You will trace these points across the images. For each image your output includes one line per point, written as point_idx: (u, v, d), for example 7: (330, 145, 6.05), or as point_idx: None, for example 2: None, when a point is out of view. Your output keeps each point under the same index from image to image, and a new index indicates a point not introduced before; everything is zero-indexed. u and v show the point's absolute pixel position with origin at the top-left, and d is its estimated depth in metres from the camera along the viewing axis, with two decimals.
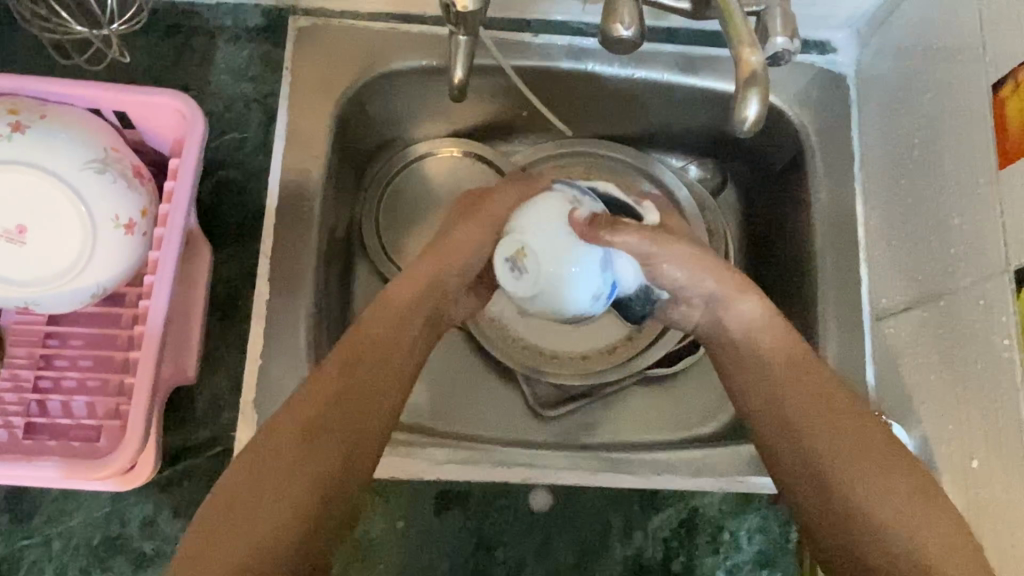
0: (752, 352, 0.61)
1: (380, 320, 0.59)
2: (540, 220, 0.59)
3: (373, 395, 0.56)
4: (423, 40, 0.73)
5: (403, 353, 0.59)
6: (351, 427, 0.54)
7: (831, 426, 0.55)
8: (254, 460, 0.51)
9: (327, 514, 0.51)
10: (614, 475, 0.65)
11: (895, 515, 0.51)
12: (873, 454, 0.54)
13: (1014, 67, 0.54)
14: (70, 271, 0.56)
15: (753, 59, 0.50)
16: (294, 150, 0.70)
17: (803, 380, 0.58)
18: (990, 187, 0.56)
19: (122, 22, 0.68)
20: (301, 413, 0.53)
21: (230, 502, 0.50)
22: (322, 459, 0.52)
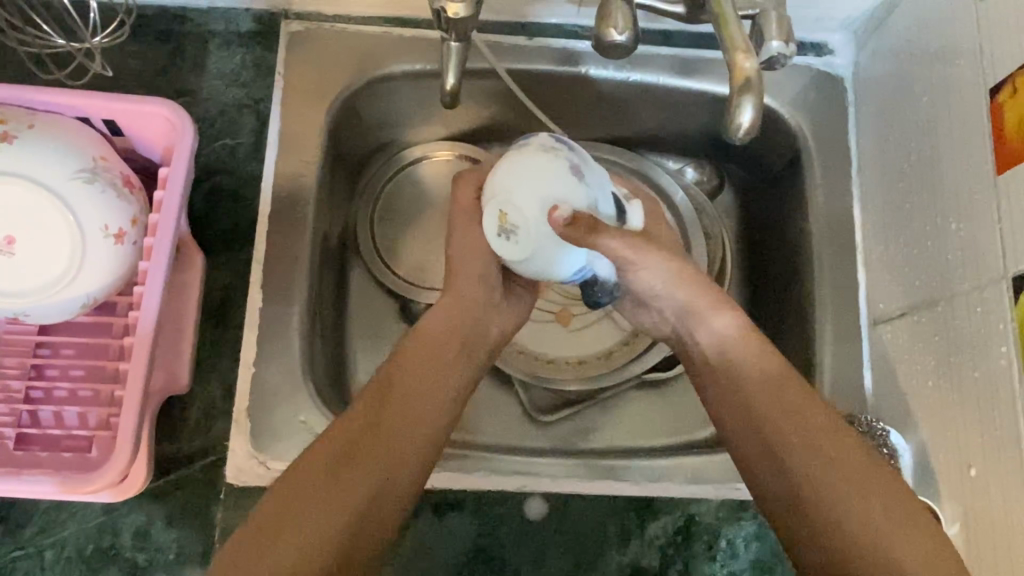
0: (732, 371, 0.59)
1: (424, 350, 0.59)
2: (539, 186, 0.53)
3: (412, 425, 0.55)
4: (417, 44, 0.72)
5: (443, 385, 0.59)
6: (389, 455, 0.53)
7: (814, 443, 0.53)
8: (295, 479, 0.51)
9: (360, 542, 0.50)
10: (607, 481, 0.66)
11: (881, 536, 0.48)
12: (857, 474, 0.51)
13: (1011, 71, 0.53)
14: (60, 281, 0.56)
15: (747, 65, 0.50)
16: (286, 157, 0.69)
17: (785, 399, 0.55)
18: (988, 192, 0.55)
19: (106, 37, 0.67)
20: (343, 436, 0.53)
21: (267, 520, 0.49)
22: (357, 483, 0.51)
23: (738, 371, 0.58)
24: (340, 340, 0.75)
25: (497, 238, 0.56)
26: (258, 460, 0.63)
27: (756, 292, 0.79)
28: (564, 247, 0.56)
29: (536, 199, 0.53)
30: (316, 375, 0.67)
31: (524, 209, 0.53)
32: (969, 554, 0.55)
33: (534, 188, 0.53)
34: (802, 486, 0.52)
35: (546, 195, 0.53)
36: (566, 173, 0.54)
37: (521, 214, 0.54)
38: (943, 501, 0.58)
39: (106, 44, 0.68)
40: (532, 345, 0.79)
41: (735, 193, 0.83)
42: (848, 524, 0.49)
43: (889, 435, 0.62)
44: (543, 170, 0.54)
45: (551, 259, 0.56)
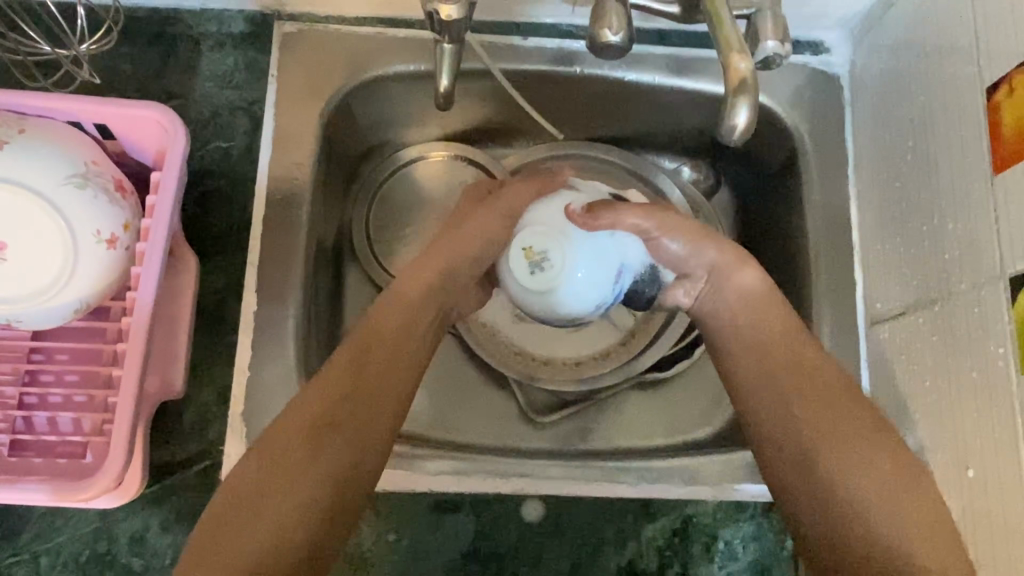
0: (750, 338, 0.61)
1: (394, 316, 0.60)
2: (550, 220, 0.65)
3: (382, 393, 0.56)
4: (411, 44, 0.72)
5: (411, 346, 0.59)
6: (360, 424, 0.54)
7: (825, 407, 0.56)
8: (265, 454, 0.52)
9: (333, 512, 0.51)
10: (605, 485, 0.65)
11: (875, 501, 0.52)
12: (861, 440, 0.55)
13: (1007, 71, 0.53)
14: (52, 287, 0.55)
15: (743, 66, 0.49)
16: (280, 159, 0.69)
17: (803, 366, 0.59)
18: (984, 191, 0.55)
19: (92, 44, 0.66)
20: (314, 409, 0.53)
21: (237, 495, 0.50)
22: (329, 455, 0.52)
23: (755, 340, 0.61)
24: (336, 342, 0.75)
25: (527, 283, 0.66)
26: None
27: None
28: (586, 253, 0.64)
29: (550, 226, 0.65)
30: (312, 378, 0.67)
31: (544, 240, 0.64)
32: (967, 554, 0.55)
33: (549, 221, 0.65)
34: (808, 445, 0.55)
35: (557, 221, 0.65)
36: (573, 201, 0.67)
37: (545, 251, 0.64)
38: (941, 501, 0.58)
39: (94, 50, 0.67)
40: (530, 346, 0.79)
41: (732, 192, 0.83)
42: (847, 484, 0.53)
43: None
44: (551, 210, 0.66)
45: (581, 278, 0.65)
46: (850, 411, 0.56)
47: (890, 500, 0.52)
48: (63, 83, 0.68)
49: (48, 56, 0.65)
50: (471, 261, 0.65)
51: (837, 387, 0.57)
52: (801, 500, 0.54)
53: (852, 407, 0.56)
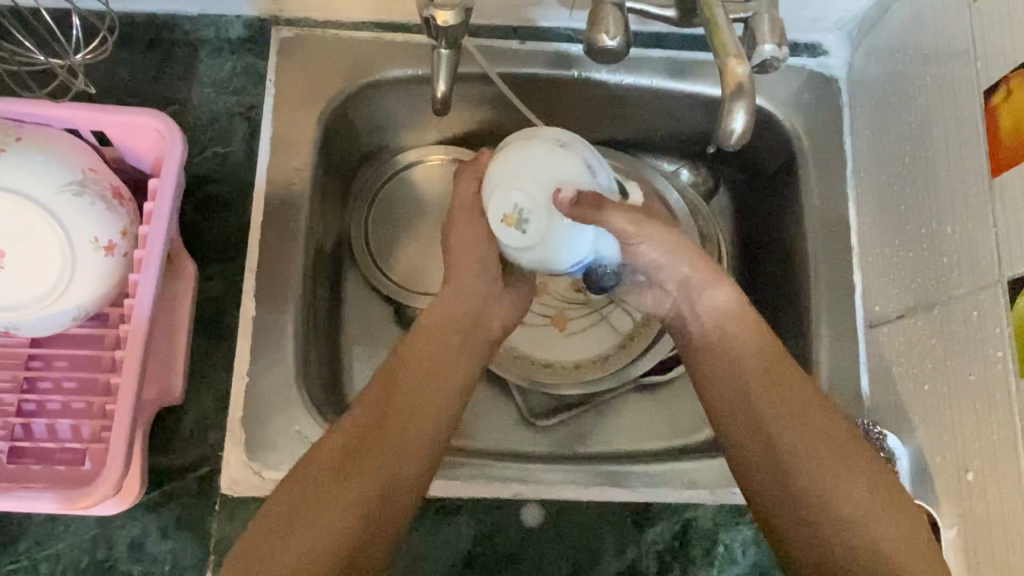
0: (732, 357, 0.60)
1: (422, 347, 0.60)
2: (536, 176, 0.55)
3: (415, 422, 0.56)
4: (408, 49, 0.72)
5: (444, 381, 0.59)
6: (392, 452, 0.53)
7: (809, 431, 0.55)
8: (297, 485, 0.51)
9: (365, 542, 0.50)
10: (606, 490, 0.66)
11: (865, 522, 0.51)
12: (846, 459, 0.53)
13: (1005, 74, 0.53)
14: (51, 294, 0.55)
15: (740, 70, 0.49)
16: (278, 165, 0.69)
17: (783, 389, 0.57)
18: (983, 194, 0.55)
19: (88, 52, 0.66)
20: (343, 437, 0.53)
21: (270, 529, 0.49)
22: (361, 484, 0.51)
23: (738, 360, 0.60)
24: (336, 346, 0.75)
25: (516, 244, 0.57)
26: (253, 470, 0.62)
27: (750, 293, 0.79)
28: (570, 239, 0.57)
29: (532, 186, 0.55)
30: (311, 383, 0.67)
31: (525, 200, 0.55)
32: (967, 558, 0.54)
33: (529, 178, 0.55)
34: (792, 474, 0.54)
35: (539, 183, 0.55)
36: (561, 153, 0.55)
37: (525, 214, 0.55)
38: (941, 505, 0.58)
39: (89, 59, 0.66)
40: (529, 350, 0.78)
41: (731, 194, 0.82)
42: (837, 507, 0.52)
43: (888, 438, 0.61)
44: (529, 161, 0.55)
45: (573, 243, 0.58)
46: (833, 430, 0.55)
47: (881, 518, 0.51)
48: (59, 94, 0.68)
49: (44, 65, 0.65)
50: None
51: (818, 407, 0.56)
52: (793, 532, 0.53)
53: (833, 426, 0.55)
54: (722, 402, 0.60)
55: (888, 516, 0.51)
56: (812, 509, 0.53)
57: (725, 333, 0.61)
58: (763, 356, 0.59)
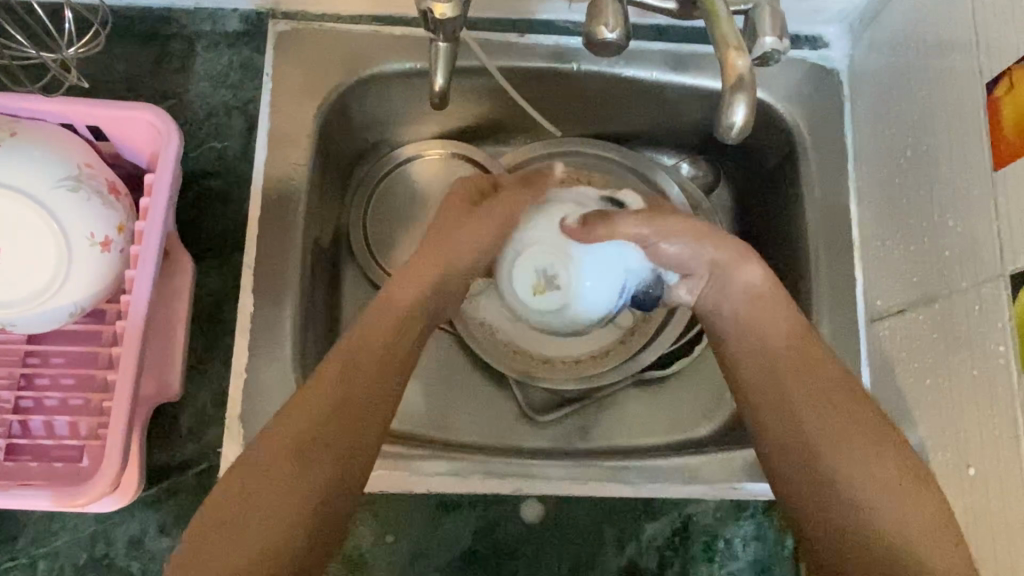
0: (755, 340, 0.61)
1: (377, 326, 0.58)
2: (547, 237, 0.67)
3: (367, 406, 0.55)
4: (406, 43, 0.71)
5: (399, 352, 0.58)
6: (344, 440, 0.53)
7: (834, 414, 0.56)
8: (243, 477, 0.51)
9: (320, 525, 0.50)
10: (606, 486, 0.64)
11: (887, 505, 0.52)
12: (870, 443, 0.54)
13: (1007, 66, 0.53)
14: (47, 291, 0.55)
15: (740, 63, 0.49)
16: (275, 159, 0.68)
17: (810, 371, 0.58)
18: (985, 187, 0.55)
19: (82, 46, 0.66)
20: (293, 426, 0.52)
21: (221, 516, 0.50)
22: (310, 475, 0.51)
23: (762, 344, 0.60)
24: (335, 342, 0.74)
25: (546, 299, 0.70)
26: None
27: None
28: (591, 265, 0.67)
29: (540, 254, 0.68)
30: (310, 379, 0.67)
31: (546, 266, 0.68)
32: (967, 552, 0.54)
33: (537, 249, 0.68)
34: (818, 454, 0.54)
35: (546, 247, 0.68)
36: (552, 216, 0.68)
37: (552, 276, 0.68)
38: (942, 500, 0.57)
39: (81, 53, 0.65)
40: (529, 345, 0.77)
41: (731, 188, 0.82)
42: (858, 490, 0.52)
43: None
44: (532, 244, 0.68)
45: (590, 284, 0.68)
46: (858, 415, 0.55)
47: (892, 505, 0.51)
48: (53, 89, 0.67)
49: (37, 59, 0.65)
50: (469, 261, 0.65)
51: (841, 391, 0.57)
52: (812, 513, 0.54)
53: (859, 410, 0.55)
54: (745, 383, 0.60)
55: (908, 498, 0.51)
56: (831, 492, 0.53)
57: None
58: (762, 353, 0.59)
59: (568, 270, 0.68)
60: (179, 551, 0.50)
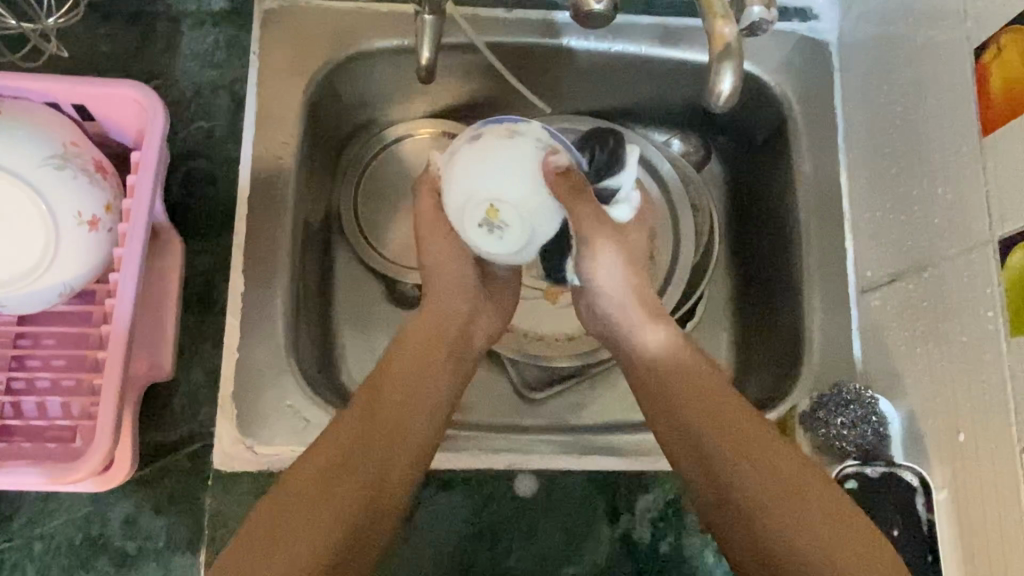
0: (669, 398, 0.59)
1: (410, 365, 0.59)
2: (474, 175, 0.53)
3: (404, 429, 0.56)
4: (391, 19, 0.70)
5: (429, 384, 0.59)
6: (372, 473, 0.53)
7: (724, 437, 0.56)
8: (276, 505, 0.51)
9: (354, 544, 0.51)
10: (598, 458, 0.66)
11: (803, 531, 0.50)
12: (791, 484, 0.53)
13: (995, 32, 0.53)
14: (34, 272, 0.55)
15: (727, 30, 0.49)
16: (262, 139, 0.68)
17: (721, 418, 0.56)
18: (974, 154, 0.55)
19: (61, 18, 0.65)
20: (321, 458, 0.53)
21: (254, 544, 0.49)
22: (341, 506, 0.51)
23: (672, 397, 0.59)
24: (327, 321, 0.74)
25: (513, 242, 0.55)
26: (245, 445, 0.62)
27: (743, 264, 0.78)
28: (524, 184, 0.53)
29: (485, 169, 0.52)
30: (302, 358, 0.66)
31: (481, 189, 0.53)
32: (958, 518, 0.55)
33: (465, 183, 0.53)
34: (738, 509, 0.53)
35: (478, 175, 0.53)
36: (513, 146, 0.54)
37: (493, 201, 0.53)
38: (933, 466, 0.58)
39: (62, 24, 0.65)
40: (521, 324, 0.78)
41: (723, 162, 0.82)
42: (777, 534, 0.51)
43: (878, 403, 0.62)
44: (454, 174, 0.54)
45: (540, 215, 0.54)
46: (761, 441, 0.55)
47: (821, 523, 0.51)
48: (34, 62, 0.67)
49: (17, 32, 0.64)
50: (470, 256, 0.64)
51: (747, 422, 0.56)
52: (745, 563, 0.53)
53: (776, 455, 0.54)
54: (662, 423, 0.59)
55: (825, 518, 0.51)
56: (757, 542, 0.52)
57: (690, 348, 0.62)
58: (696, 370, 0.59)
59: (517, 190, 0.53)
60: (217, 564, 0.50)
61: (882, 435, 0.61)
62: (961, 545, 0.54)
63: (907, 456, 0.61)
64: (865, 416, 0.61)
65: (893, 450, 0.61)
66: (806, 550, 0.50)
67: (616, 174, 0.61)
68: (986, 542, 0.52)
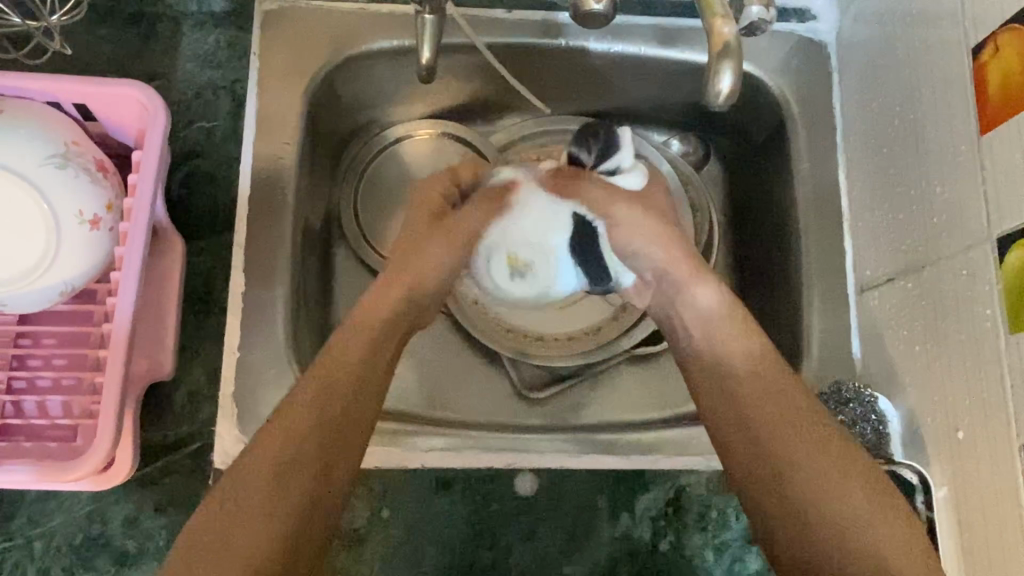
0: (720, 366, 0.60)
1: (358, 353, 0.57)
2: (498, 234, 0.66)
3: (353, 421, 0.55)
4: (391, 19, 0.71)
5: (376, 372, 0.58)
6: (319, 471, 0.52)
7: (772, 411, 0.56)
8: (222, 503, 0.50)
9: (301, 543, 0.50)
10: (600, 457, 0.66)
11: (847, 505, 0.51)
12: (836, 450, 0.53)
13: (992, 32, 0.53)
14: (35, 270, 0.55)
15: (726, 30, 0.49)
16: (263, 139, 0.68)
17: (768, 386, 0.57)
18: (971, 153, 0.55)
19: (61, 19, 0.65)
20: (267, 456, 0.51)
21: (200, 547, 0.48)
22: (288, 506, 0.50)
23: (723, 366, 0.60)
24: (327, 321, 0.74)
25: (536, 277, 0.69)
26: (245, 444, 0.62)
27: (743, 264, 0.78)
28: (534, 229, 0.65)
29: (495, 235, 0.67)
30: (303, 357, 0.67)
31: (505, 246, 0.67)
32: (957, 516, 0.55)
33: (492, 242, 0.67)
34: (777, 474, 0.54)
35: (498, 235, 0.66)
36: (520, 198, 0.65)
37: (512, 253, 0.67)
38: (932, 464, 0.58)
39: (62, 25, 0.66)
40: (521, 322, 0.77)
41: (722, 162, 0.82)
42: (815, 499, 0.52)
43: (877, 401, 0.63)
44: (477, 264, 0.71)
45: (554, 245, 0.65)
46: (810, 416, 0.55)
47: (864, 500, 0.51)
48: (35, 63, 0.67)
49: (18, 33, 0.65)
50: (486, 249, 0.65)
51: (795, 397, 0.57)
52: (776, 530, 0.53)
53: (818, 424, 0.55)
54: (709, 395, 0.60)
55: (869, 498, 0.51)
56: (793, 507, 0.53)
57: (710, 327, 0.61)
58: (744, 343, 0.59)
59: (527, 239, 0.65)
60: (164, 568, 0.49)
61: (881, 433, 0.61)
62: (960, 543, 0.54)
63: (906, 454, 0.61)
64: (865, 414, 0.62)
65: (892, 448, 0.61)
66: (843, 516, 0.51)
67: (614, 156, 0.64)
68: (986, 540, 0.52)
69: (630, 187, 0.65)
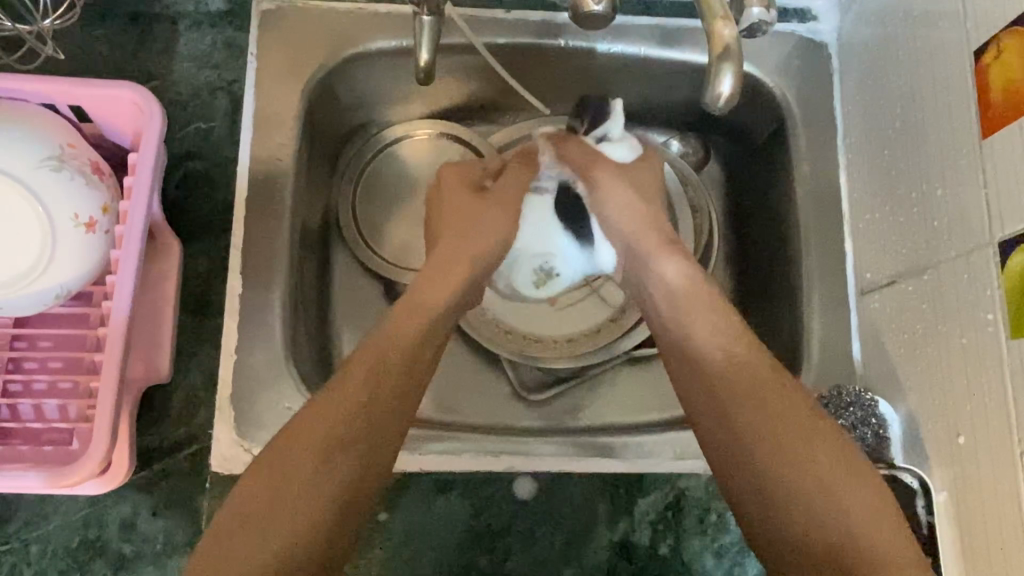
0: (685, 340, 0.60)
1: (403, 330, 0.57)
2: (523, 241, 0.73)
3: (401, 398, 0.54)
4: (389, 19, 0.70)
5: (424, 348, 0.58)
6: (370, 441, 0.52)
7: (752, 398, 0.54)
8: (269, 474, 0.49)
9: (347, 514, 0.50)
10: (601, 461, 0.65)
11: (828, 495, 0.49)
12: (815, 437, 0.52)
13: (995, 34, 0.53)
14: (30, 274, 0.55)
15: (726, 33, 0.48)
16: (261, 141, 0.67)
17: (748, 369, 0.56)
18: (973, 156, 0.54)
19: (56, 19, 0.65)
20: (321, 426, 0.51)
21: (247, 517, 0.48)
22: (339, 476, 0.50)
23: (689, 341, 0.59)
24: (325, 322, 0.74)
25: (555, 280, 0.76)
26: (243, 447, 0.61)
27: (743, 265, 0.78)
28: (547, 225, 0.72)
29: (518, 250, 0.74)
30: (301, 360, 0.66)
31: (526, 258, 0.75)
32: (958, 521, 0.54)
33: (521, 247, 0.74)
34: (754, 454, 0.53)
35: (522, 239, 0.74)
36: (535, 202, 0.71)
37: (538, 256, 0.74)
38: (932, 468, 0.58)
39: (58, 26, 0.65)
40: (521, 324, 0.77)
41: (721, 163, 0.81)
42: (790, 477, 0.51)
43: (878, 405, 0.62)
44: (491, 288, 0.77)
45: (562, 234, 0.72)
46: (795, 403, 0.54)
47: (844, 487, 0.50)
48: (29, 64, 0.67)
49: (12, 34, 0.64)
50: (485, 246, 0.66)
51: (774, 382, 0.55)
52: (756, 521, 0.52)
53: (794, 399, 0.54)
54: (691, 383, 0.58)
55: (848, 485, 0.50)
56: (762, 483, 0.52)
57: (704, 301, 0.61)
58: (733, 339, 0.59)
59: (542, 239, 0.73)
60: (201, 544, 0.48)
61: (881, 437, 0.61)
62: (961, 548, 0.54)
63: (907, 458, 0.60)
64: (865, 418, 0.62)
65: (892, 452, 0.61)
66: (819, 502, 0.49)
67: (604, 123, 0.69)
68: (987, 547, 0.51)
69: (612, 156, 0.69)
